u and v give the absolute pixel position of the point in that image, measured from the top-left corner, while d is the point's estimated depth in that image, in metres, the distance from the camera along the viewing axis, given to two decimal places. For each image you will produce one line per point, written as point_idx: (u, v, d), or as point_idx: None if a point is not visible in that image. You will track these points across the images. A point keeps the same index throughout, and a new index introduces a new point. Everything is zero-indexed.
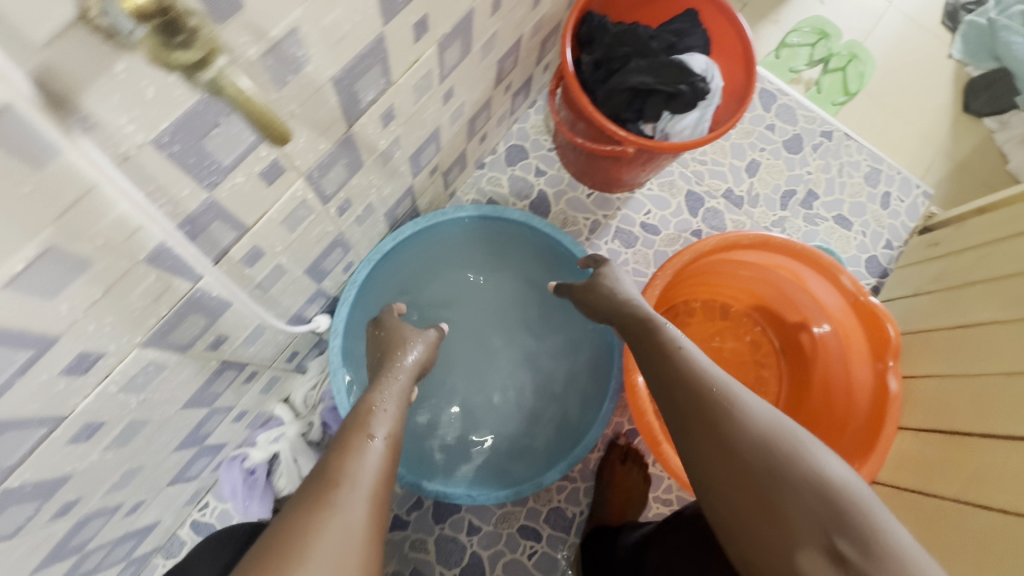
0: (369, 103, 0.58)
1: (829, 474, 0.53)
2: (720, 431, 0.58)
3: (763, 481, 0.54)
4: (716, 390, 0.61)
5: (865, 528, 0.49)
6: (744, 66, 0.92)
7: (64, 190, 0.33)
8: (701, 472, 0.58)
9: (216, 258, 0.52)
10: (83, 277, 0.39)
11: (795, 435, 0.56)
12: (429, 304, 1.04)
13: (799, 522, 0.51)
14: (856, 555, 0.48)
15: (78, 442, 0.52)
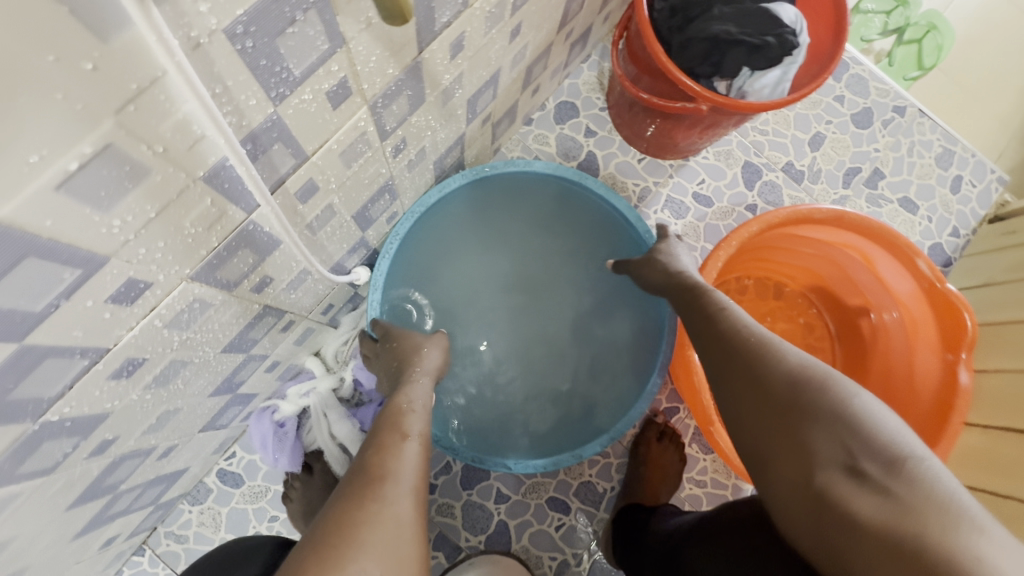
0: (442, 26, 0.52)
1: (857, 403, 0.52)
2: (751, 371, 0.59)
3: (789, 413, 0.54)
4: (753, 336, 0.62)
5: (893, 452, 0.48)
6: (833, 27, 0.84)
7: (127, 77, 0.28)
8: (733, 409, 0.60)
9: (272, 188, 0.47)
10: (138, 191, 0.34)
11: (828, 372, 0.55)
12: (471, 263, 0.99)
13: (822, 447, 0.51)
14: (881, 477, 0.47)
15: (119, 378, 0.48)
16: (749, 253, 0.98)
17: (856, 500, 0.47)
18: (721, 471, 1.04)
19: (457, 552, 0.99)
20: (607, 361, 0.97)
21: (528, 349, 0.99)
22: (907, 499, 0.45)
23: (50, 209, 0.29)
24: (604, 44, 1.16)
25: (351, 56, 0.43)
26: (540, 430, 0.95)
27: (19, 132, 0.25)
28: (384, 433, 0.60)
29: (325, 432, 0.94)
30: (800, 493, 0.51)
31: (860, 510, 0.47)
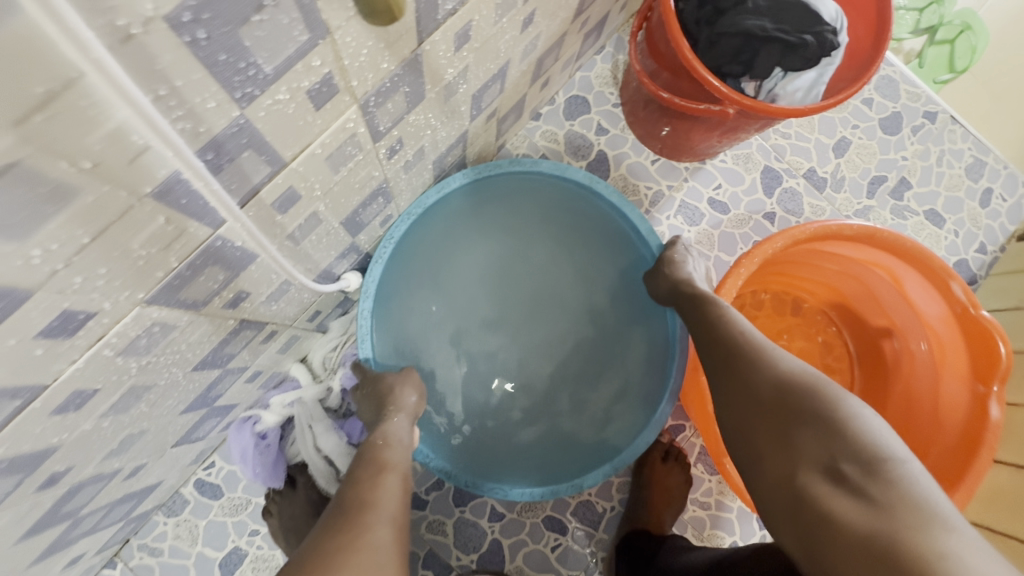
0: (446, 15, 0.45)
1: (841, 402, 0.51)
2: (743, 376, 0.58)
3: (775, 412, 0.53)
4: (748, 343, 0.61)
5: (874, 451, 0.47)
6: (873, 28, 0.78)
7: (28, 79, 0.21)
8: (725, 409, 0.59)
9: (243, 199, 0.41)
10: (65, 214, 0.28)
11: (818, 378, 0.54)
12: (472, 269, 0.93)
13: (804, 447, 0.49)
14: (859, 475, 0.46)
15: (64, 412, 0.42)
16: (768, 266, 0.92)
17: (832, 497, 0.46)
18: (727, 494, 0.99)
19: (447, 571, 0.94)
20: (614, 380, 0.91)
21: (530, 363, 0.93)
22: (881, 499, 0.44)
23: None
24: (620, 35, 1.08)
25: (337, 50, 0.36)
26: (540, 450, 0.90)
27: None
28: (365, 469, 0.60)
29: (310, 445, 0.88)
30: (780, 490, 0.50)
31: (833, 506, 0.45)
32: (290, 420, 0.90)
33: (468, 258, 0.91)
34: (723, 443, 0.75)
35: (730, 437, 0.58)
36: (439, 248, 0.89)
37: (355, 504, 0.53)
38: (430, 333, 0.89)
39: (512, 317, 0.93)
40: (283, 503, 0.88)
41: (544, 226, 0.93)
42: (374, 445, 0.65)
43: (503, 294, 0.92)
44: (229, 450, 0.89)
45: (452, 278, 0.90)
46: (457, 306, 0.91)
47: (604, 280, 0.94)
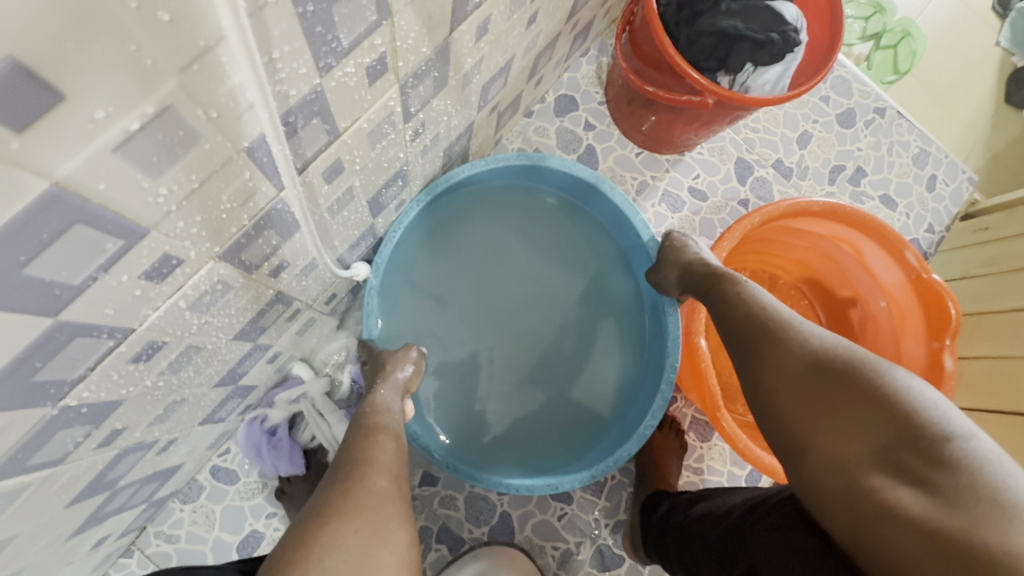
0: (473, 8, 0.52)
1: (895, 384, 0.51)
2: (774, 359, 0.59)
3: (826, 401, 0.54)
4: (775, 322, 0.62)
5: (937, 437, 0.47)
6: (829, 29, 0.88)
7: (197, 33, 0.27)
8: (765, 396, 0.59)
9: (301, 168, 0.46)
10: (186, 159, 0.32)
11: (857, 354, 0.55)
12: (477, 257, 1.00)
13: (862, 438, 0.50)
14: (923, 466, 0.47)
15: (139, 362, 0.46)
16: (746, 244, 1.02)
17: (895, 491, 0.47)
18: (717, 459, 1.06)
19: (460, 543, 0.98)
20: (605, 359, 1.00)
21: (529, 343, 0.99)
22: (950, 490, 0.45)
23: (104, 170, 0.28)
24: (603, 39, 1.17)
25: (393, 31, 0.42)
26: (543, 423, 0.97)
27: (89, 82, 0.24)
28: (361, 433, 0.62)
29: (327, 433, 0.92)
30: (836, 483, 0.51)
31: (900, 502, 0.46)
32: (299, 416, 0.93)
33: (476, 246, 1.00)
34: (717, 398, 0.85)
35: (772, 425, 0.58)
36: (450, 236, 0.98)
37: (351, 461, 0.57)
38: (434, 314, 0.97)
39: (513, 302, 1.00)
40: (298, 481, 0.92)
41: (543, 219, 1.02)
42: (364, 412, 0.67)
43: (504, 280, 1.00)
44: (240, 445, 0.92)
45: (458, 263, 0.99)
46: (462, 291, 0.98)
47: (599, 266, 1.02)
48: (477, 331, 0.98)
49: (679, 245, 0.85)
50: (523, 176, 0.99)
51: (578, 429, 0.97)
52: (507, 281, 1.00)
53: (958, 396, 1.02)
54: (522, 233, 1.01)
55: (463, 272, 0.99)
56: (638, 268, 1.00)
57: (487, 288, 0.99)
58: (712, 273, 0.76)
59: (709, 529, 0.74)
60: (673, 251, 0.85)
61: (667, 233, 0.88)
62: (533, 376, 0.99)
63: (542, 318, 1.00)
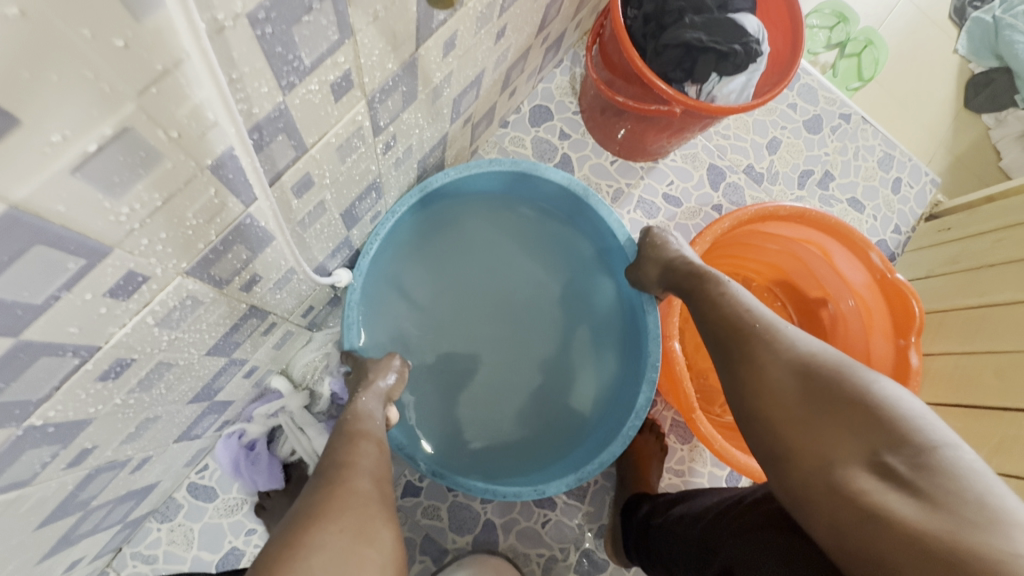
0: (438, 24, 0.53)
1: (881, 392, 0.53)
2: (756, 361, 0.61)
3: (814, 405, 0.55)
4: (759, 326, 0.64)
5: (923, 445, 0.48)
6: (790, 38, 0.92)
7: (154, 57, 0.27)
8: (750, 398, 0.60)
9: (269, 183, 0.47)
10: (149, 178, 0.33)
11: (842, 362, 0.57)
12: (456, 266, 1.01)
13: (849, 444, 0.51)
14: (908, 472, 0.48)
15: (106, 380, 0.46)
16: (719, 247, 1.04)
17: (880, 495, 0.48)
18: (698, 460, 1.08)
19: (444, 554, 0.98)
20: (586, 364, 1.01)
21: (510, 349, 1.00)
22: (936, 495, 0.45)
23: (63, 192, 0.28)
24: (576, 51, 1.19)
25: (356, 49, 0.43)
26: (524, 429, 0.98)
27: (44, 107, 0.25)
28: (341, 439, 0.63)
29: (306, 446, 0.91)
30: (820, 487, 0.51)
31: (886, 506, 0.47)
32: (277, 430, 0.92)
33: (463, 255, 1.01)
34: (692, 400, 0.87)
35: (755, 427, 0.59)
36: (436, 244, 1.00)
37: (332, 465, 0.57)
38: (418, 324, 0.97)
39: (494, 309, 1.01)
40: (278, 495, 0.91)
41: (522, 227, 1.04)
42: (344, 419, 0.68)
43: (489, 289, 1.01)
44: (216, 459, 0.90)
45: (443, 271, 1.00)
46: (441, 300, 0.99)
47: (578, 272, 1.04)
48: (460, 341, 0.99)
49: (660, 242, 0.87)
50: (510, 186, 1.01)
51: (562, 435, 0.98)
52: (492, 290, 1.01)
53: (925, 391, 1.05)
54: (503, 242, 1.03)
55: (448, 281, 1.00)
56: (619, 276, 1.01)
57: (471, 298, 1.00)
58: (694, 272, 0.78)
59: (686, 528, 0.75)
60: (654, 249, 0.87)
61: (648, 229, 0.90)
62: (517, 383, 0.99)
63: (526, 326, 1.01)
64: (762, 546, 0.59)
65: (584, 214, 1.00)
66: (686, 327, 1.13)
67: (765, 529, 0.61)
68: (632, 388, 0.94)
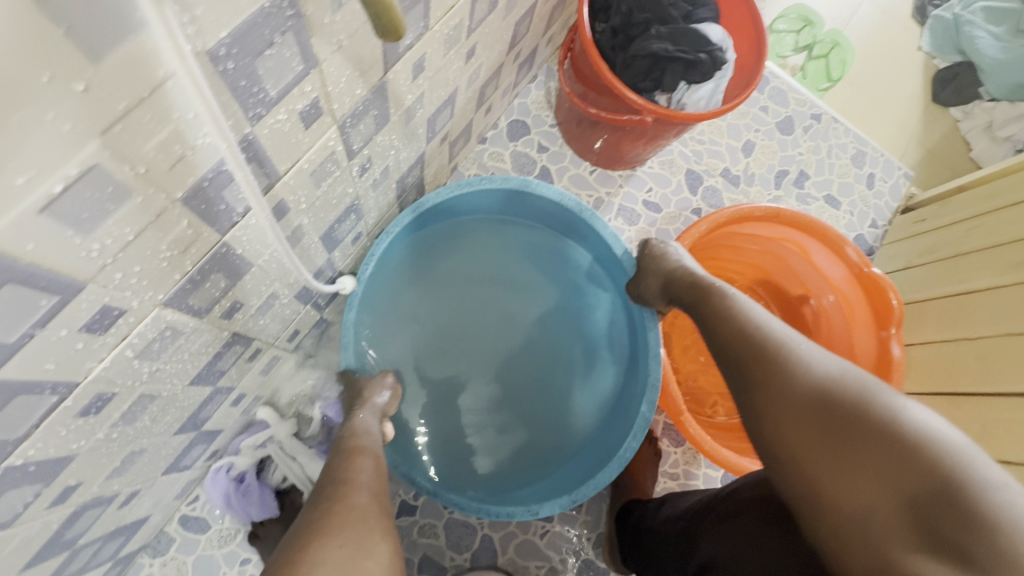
0: (405, 49, 0.54)
1: (911, 424, 0.50)
2: (773, 386, 0.60)
3: (838, 437, 0.53)
4: (773, 345, 0.63)
5: (959, 486, 0.46)
6: (754, 45, 0.94)
7: (117, 97, 0.28)
8: (769, 427, 0.58)
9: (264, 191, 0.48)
10: (120, 213, 0.34)
11: (868, 387, 0.55)
12: (453, 286, 1.01)
13: (878, 484, 0.49)
14: (947, 523, 0.45)
15: (86, 416, 0.46)
16: (701, 251, 1.05)
17: (914, 551, 0.46)
18: (692, 463, 1.08)
19: (443, 573, 0.97)
20: (585, 379, 1.01)
21: (510, 368, 1.01)
22: (976, 552, 0.43)
23: (31, 231, 0.29)
24: (549, 65, 1.22)
25: (323, 77, 0.44)
26: (528, 450, 0.98)
27: (7, 151, 0.25)
28: (337, 458, 0.63)
29: (299, 473, 0.91)
30: (849, 530, 0.50)
31: (922, 565, 0.45)
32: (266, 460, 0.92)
33: (462, 279, 1.01)
34: (680, 403, 0.89)
35: (776, 457, 0.57)
36: (436, 271, 1.00)
37: (333, 483, 0.58)
38: (415, 347, 0.97)
39: (491, 329, 1.01)
40: (272, 524, 0.90)
41: (516, 246, 1.04)
42: (340, 437, 0.68)
43: (491, 315, 1.02)
44: (208, 496, 0.90)
45: (444, 297, 1.00)
46: (437, 318, 0.99)
47: (573, 287, 1.04)
48: (456, 358, 0.99)
49: (659, 253, 0.86)
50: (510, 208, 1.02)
51: (564, 451, 0.98)
52: (494, 316, 1.02)
53: (910, 382, 1.07)
54: (499, 263, 1.03)
55: (447, 306, 1.00)
56: (618, 292, 1.02)
57: (471, 320, 1.01)
58: (696, 284, 0.79)
59: (675, 531, 0.75)
60: (654, 259, 0.86)
61: (646, 243, 0.90)
62: (520, 407, 1.00)
63: (528, 350, 1.02)
64: (736, 543, 0.63)
65: (578, 228, 1.00)
66: (674, 329, 1.14)
67: (738, 522, 0.64)
68: (632, 400, 0.94)
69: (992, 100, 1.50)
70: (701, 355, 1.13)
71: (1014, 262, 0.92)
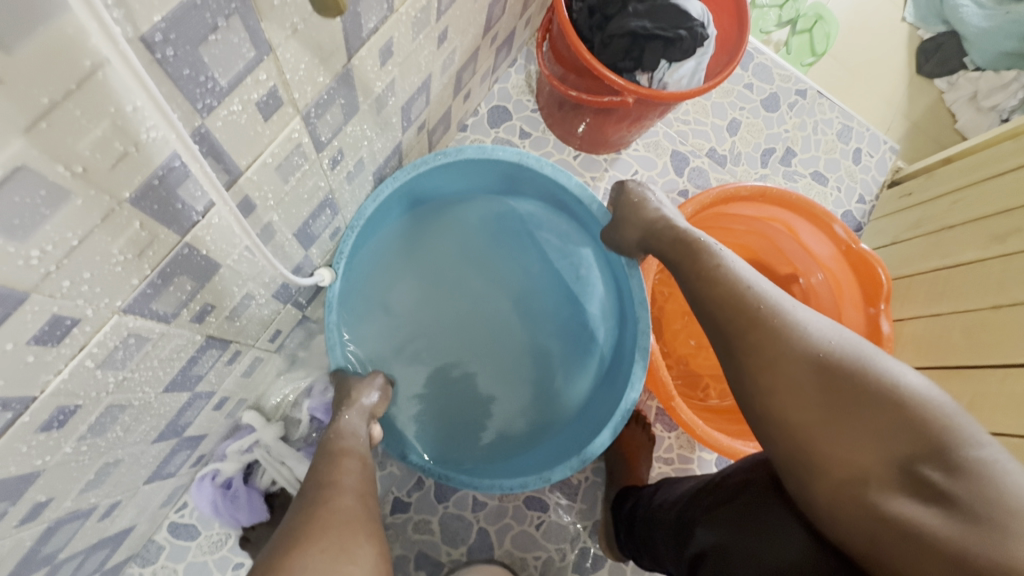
0: (369, 33, 0.52)
1: (909, 388, 0.51)
2: (765, 350, 0.57)
3: (837, 404, 0.52)
4: (764, 307, 0.60)
5: (953, 450, 0.47)
6: (736, 20, 0.92)
7: (37, 90, 0.26)
8: (764, 395, 0.56)
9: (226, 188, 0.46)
10: (58, 217, 0.32)
11: (864, 353, 0.54)
12: (433, 266, 0.98)
13: (877, 451, 0.50)
14: (943, 486, 0.46)
15: (49, 431, 0.44)
16: None
17: (912, 510, 0.46)
18: (686, 447, 1.08)
19: (439, 568, 0.97)
20: (576, 350, 0.99)
21: (498, 345, 0.98)
22: (972, 506, 0.44)
23: None
24: (528, 48, 1.19)
25: (279, 64, 0.41)
26: (521, 427, 0.97)
27: None
28: (322, 461, 0.62)
29: (288, 476, 0.90)
30: (845, 497, 0.50)
31: (922, 523, 0.45)
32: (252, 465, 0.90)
33: (442, 258, 0.99)
34: (670, 388, 0.88)
35: (770, 426, 0.55)
36: (415, 252, 0.97)
37: (317, 486, 0.56)
38: (401, 336, 0.95)
39: (475, 307, 0.98)
40: (263, 528, 0.89)
41: (496, 220, 1.01)
42: (327, 438, 0.67)
43: (478, 293, 0.99)
44: (194, 504, 0.88)
45: (430, 276, 0.97)
46: (420, 300, 0.97)
47: (557, 256, 1.01)
48: (444, 339, 0.97)
49: (638, 200, 0.83)
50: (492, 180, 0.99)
51: (560, 425, 0.97)
52: (481, 294, 0.99)
53: (898, 357, 1.07)
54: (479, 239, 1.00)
55: (430, 286, 0.97)
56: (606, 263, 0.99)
57: (456, 299, 0.98)
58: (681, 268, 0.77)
59: (671, 514, 0.75)
60: (633, 209, 0.83)
61: (622, 187, 0.86)
62: (512, 385, 0.98)
63: (518, 327, 0.99)
64: (730, 523, 0.62)
65: (557, 193, 0.96)
66: (665, 313, 1.13)
67: (733, 502, 0.63)
68: (624, 367, 0.92)
69: (977, 70, 1.48)
70: (691, 338, 1.12)
71: (1001, 232, 0.92)
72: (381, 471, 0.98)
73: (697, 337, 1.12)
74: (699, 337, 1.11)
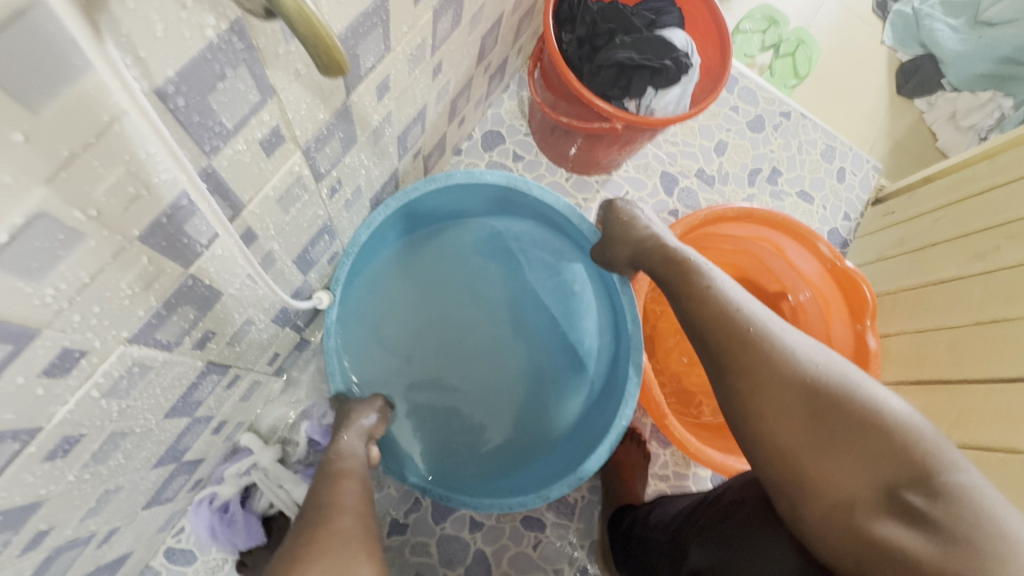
0: (367, 71, 0.54)
1: (891, 413, 0.53)
2: (754, 373, 0.58)
3: (823, 429, 0.53)
4: (752, 330, 0.61)
5: (934, 475, 0.49)
6: (719, 49, 0.96)
7: (60, 144, 0.28)
8: (753, 417, 0.57)
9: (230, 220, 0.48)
10: (73, 257, 0.33)
11: (848, 378, 0.56)
12: (427, 288, 0.99)
13: (863, 474, 0.51)
14: (926, 510, 0.48)
15: (53, 460, 0.45)
16: None
17: (897, 534, 0.48)
18: (681, 463, 1.09)
19: None
20: (570, 368, 1.01)
21: (493, 366, 0.99)
22: (953, 529, 0.46)
23: None
24: (520, 75, 1.22)
25: (282, 105, 0.43)
26: (517, 446, 0.97)
27: None
28: (322, 482, 0.62)
29: (286, 499, 0.89)
30: (833, 520, 0.51)
31: (907, 546, 0.47)
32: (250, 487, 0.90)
33: (437, 281, 1.00)
34: (663, 406, 0.89)
35: (759, 448, 0.57)
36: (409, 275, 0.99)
37: (317, 507, 0.57)
38: (398, 358, 0.96)
39: (470, 327, 1.00)
40: (260, 552, 0.88)
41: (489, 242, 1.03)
42: (327, 459, 0.67)
43: (473, 315, 1.00)
44: (193, 530, 0.87)
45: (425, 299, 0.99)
46: (415, 322, 0.98)
47: (550, 276, 1.03)
48: (439, 360, 0.98)
49: (627, 218, 0.85)
50: (486, 204, 1.01)
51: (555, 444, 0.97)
52: (476, 316, 1.00)
53: (886, 373, 1.09)
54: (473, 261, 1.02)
55: (425, 308, 0.99)
56: (598, 284, 1.01)
57: (451, 321, 0.99)
58: None
59: (666, 534, 0.76)
60: (622, 226, 0.86)
61: (611, 206, 0.89)
62: (508, 405, 0.99)
63: (512, 347, 1.00)
64: (725, 542, 0.64)
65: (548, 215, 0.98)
66: (658, 331, 1.15)
67: (727, 522, 0.65)
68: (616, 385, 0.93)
69: (954, 90, 1.54)
70: (684, 356, 1.14)
71: (982, 250, 0.95)
72: (378, 492, 0.99)
73: (689, 355, 1.14)
74: (691, 354, 1.13)
